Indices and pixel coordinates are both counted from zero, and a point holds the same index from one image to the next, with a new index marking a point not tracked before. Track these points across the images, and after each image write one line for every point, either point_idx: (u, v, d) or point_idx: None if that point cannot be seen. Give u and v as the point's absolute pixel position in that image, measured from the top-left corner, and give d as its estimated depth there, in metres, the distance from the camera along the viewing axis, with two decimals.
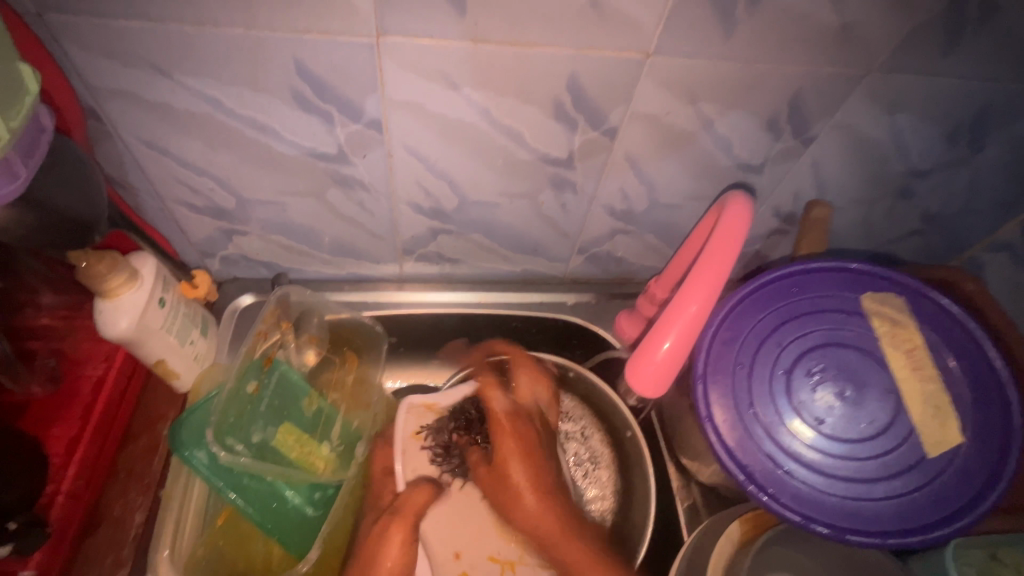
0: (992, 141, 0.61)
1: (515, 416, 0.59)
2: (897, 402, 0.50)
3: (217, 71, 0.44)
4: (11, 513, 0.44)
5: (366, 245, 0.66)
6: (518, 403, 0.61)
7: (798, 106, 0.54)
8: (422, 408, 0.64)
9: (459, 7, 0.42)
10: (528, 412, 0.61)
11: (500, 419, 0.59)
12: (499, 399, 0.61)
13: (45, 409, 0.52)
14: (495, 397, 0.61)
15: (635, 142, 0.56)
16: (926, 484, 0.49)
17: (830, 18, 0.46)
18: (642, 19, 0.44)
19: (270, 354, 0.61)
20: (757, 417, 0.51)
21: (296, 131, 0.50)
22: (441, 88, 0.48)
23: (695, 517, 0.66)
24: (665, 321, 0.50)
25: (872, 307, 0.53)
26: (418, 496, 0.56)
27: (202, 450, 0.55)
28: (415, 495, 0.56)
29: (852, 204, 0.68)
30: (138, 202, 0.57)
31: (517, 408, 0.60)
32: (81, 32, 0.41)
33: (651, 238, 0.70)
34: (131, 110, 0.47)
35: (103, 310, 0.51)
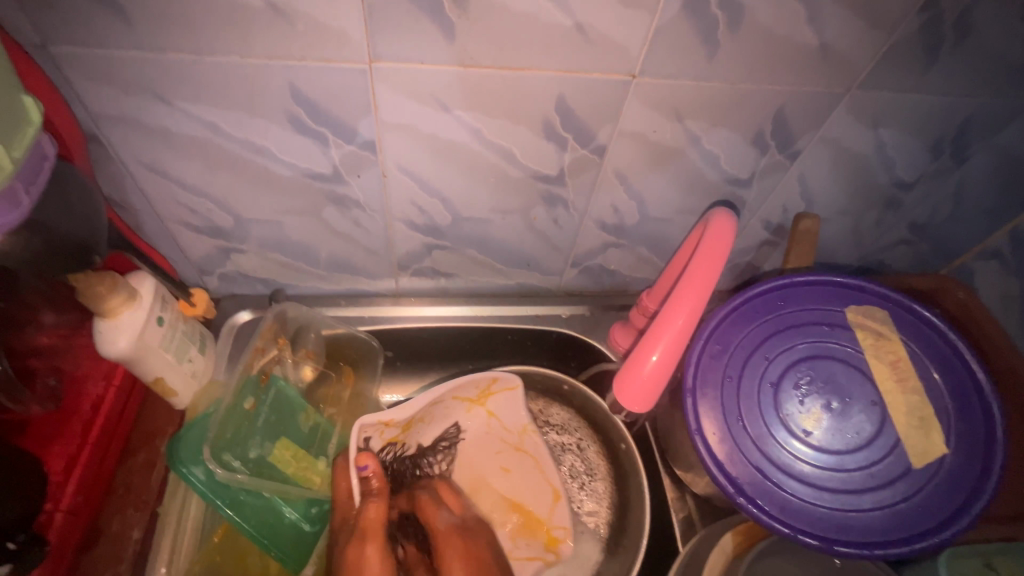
0: (974, 152, 0.62)
1: (461, 530, 0.61)
2: (882, 413, 0.51)
3: (215, 97, 0.46)
4: (11, 531, 0.45)
5: (363, 261, 0.67)
6: (462, 521, 0.61)
7: (782, 122, 0.56)
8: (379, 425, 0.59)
9: (449, 34, 0.43)
10: (473, 525, 0.62)
11: (444, 537, 0.60)
12: (440, 516, 0.61)
13: (45, 427, 0.53)
14: (440, 513, 0.61)
15: (624, 159, 0.57)
16: (913, 493, 0.50)
17: (809, 39, 0.48)
18: (627, 42, 0.46)
19: (266, 371, 0.62)
20: (746, 429, 0.52)
21: (292, 152, 0.52)
22: (432, 110, 0.49)
23: (690, 528, 0.65)
24: (652, 333, 0.51)
25: (855, 319, 0.54)
26: (376, 506, 0.55)
27: (200, 467, 0.56)
28: (373, 510, 0.55)
29: (840, 216, 0.69)
30: (139, 222, 0.59)
31: (469, 522, 0.62)
32: (83, 61, 0.42)
33: (643, 251, 0.71)
34: (131, 135, 0.49)
35: (102, 329, 0.52)
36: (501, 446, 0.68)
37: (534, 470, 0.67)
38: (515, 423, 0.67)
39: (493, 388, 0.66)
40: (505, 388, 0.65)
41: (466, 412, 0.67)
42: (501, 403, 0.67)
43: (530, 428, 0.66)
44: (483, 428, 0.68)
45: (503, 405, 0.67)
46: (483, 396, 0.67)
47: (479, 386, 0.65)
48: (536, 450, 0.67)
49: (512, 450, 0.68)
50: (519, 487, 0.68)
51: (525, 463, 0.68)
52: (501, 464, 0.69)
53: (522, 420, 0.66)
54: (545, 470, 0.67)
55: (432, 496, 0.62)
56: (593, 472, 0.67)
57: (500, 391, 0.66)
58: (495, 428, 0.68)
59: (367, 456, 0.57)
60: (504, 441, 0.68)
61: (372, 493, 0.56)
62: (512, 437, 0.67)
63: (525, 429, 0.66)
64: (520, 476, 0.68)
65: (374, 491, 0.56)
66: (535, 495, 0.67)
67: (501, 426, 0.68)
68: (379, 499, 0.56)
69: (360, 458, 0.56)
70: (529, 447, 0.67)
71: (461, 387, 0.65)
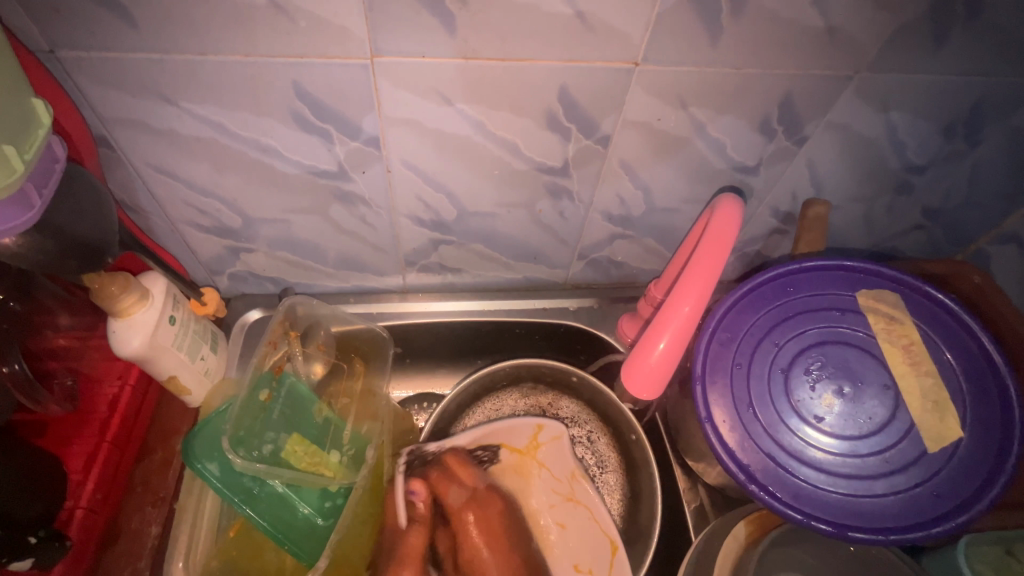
0: (988, 134, 0.61)
1: (478, 502, 0.60)
2: (895, 398, 0.50)
3: (221, 97, 0.46)
4: (32, 527, 0.46)
5: (369, 257, 0.68)
6: (474, 493, 0.60)
7: (789, 107, 0.55)
8: (427, 454, 0.60)
9: (451, 28, 0.43)
10: (486, 495, 0.61)
11: (458, 512, 0.59)
12: (451, 494, 0.59)
13: (63, 426, 0.54)
14: (458, 490, 0.59)
15: (629, 149, 0.57)
16: (928, 479, 0.49)
17: (814, 21, 0.47)
18: (629, 31, 0.46)
19: (279, 365, 0.63)
20: (757, 417, 0.51)
21: (299, 151, 0.52)
22: (436, 105, 0.49)
23: (703, 518, 0.65)
24: (659, 322, 0.51)
25: (867, 304, 0.53)
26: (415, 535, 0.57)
27: (214, 462, 0.56)
28: (414, 539, 0.57)
29: (850, 201, 0.68)
30: (149, 224, 0.59)
31: (483, 493, 0.61)
32: (90, 66, 0.43)
33: (650, 241, 0.71)
34: (139, 137, 0.49)
35: (116, 329, 0.52)
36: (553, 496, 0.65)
37: (587, 523, 0.63)
38: (564, 470, 0.64)
39: (540, 439, 0.65)
40: (551, 436, 0.64)
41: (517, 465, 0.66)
42: (550, 454, 0.65)
43: (579, 475, 0.63)
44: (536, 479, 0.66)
45: (552, 452, 0.65)
46: (533, 449, 0.65)
47: (529, 436, 0.65)
48: (586, 497, 0.63)
49: (567, 501, 0.64)
50: (573, 543, 0.64)
51: (579, 514, 0.63)
52: (555, 519, 0.65)
53: (571, 466, 0.63)
54: (598, 520, 0.62)
55: (460, 462, 0.60)
56: (604, 464, 0.68)
57: (548, 440, 0.64)
58: (547, 477, 0.65)
59: (417, 482, 0.58)
60: (557, 493, 0.65)
61: (415, 519, 0.57)
62: (562, 486, 0.64)
63: (574, 475, 0.63)
64: (575, 532, 0.64)
65: (419, 518, 0.57)
66: (593, 549, 0.62)
67: (551, 476, 0.65)
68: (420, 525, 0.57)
69: (410, 483, 0.57)
70: (580, 497, 0.63)
71: (513, 434, 0.64)
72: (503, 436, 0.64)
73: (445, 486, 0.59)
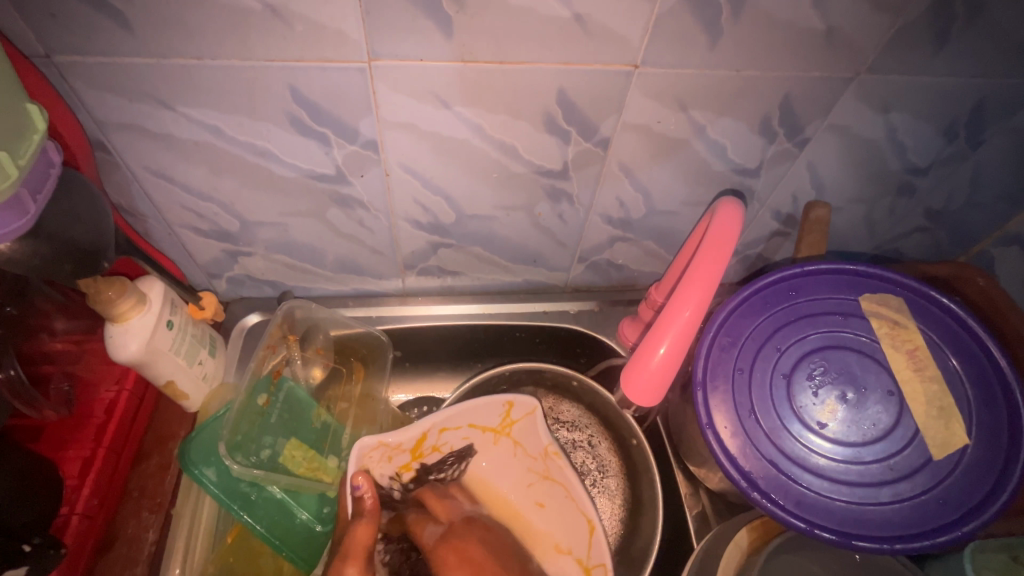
0: (991, 135, 0.61)
1: (459, 533, 0.59)
2: (899, 403, 0.50)
3: (216, 101, 0.46)
4: (26, 535, 0.45)
5: (368, 260, 0.67)
6: (449, 527, 0.60)
7: (790, 109, 0.55)
8: (377, 445, 0.58)
9: (447, 31, 0.43)
10: (464, 527, 0.60)
11: (435, 549, 0.58)
12: (427, 530, 0.59)
13: (59, 432, 0.53)
14: (431, 524, 0.60)
15: (628, 152, 0.56)
16: (932, 487, 0.48)
17: (815, 22, 0.47)
18: (626, 33, 0.45)
19: (277, 369, 0.62)
20: (759, 424, 0.51)
21: (295, 154, 0.52)
22: (433, 107, 0.49)
23: (705, 524, 0.64)
24: (659, 326, 0.51)
25: (869, 308, 0.53)
26: (364, 531, 0.53)
27: (212, 468, 0.56)
28: (360, 533, 0.53)
29: (852, 203, 0.67)
30: (147, 228, 0.59)
31: (464, 521, 0.61)
32: (86, 70, 0.43)
33: (650, 244, 0.70)
34: (136, 141, 0.49)
35: (113, 334, 0.52)
36: (531, 475, 0.64)
37: (566, 499, 0.62)
38: (538, 447, 0.63)
39: (512, 415, 0.63)
40: (525, 412, 0.63)
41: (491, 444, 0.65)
42: (524, 431, 0.64)
43: (553, 450, 0.62)
44: (510, 457, 0.65)
45: (525, 431, 0.63)
46: (505, 426, 0.64)
47: (502, 414, 0.63)
48: (563, 474, 0.62)
49: (543, 479, 0.63)
50: (557, 524, 0.63)
51: (556, 492, 0.62)
52: (533, 498, 0.64)
53: (544, 442, 0.62)
54: (576, 498, 0.61)
55: (439, 495, 0.62)
56: (604, 468, 0.67)
57: (520, 418, 0.63)
58: (521, 456, 0.64)
59: (365, 477, 0.55)
60: (533, 471, 0.64)
61: (363, 516, 0.54)
62: (538, 464, 0.63)
63: (549, 453, 0.62)
64: (556, 511, 0.63)
65: (367, 511, 0.55)
66: (570, 529, 0.62)
67: (526, 455, 0.64)
68: (366, 521, 0.54)
69: (353, 478, 0.55)
70: (555, 474, 0.62)
71: (479, 415, 0.63)
72: (467, 416, 0.62)
73: (420, 525, 0.60)
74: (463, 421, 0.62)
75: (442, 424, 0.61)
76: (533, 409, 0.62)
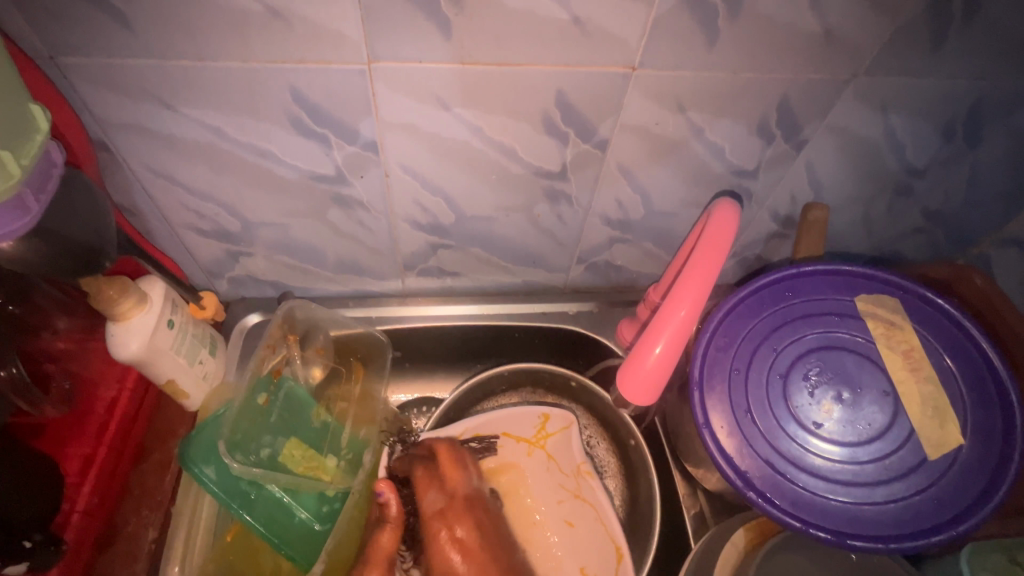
0: (988, 137, 0.61)
1: (459, 508, 0.59)
2: (895, 403, 0.50)
3: (217, 102, 0.47)
4: (28, 531, 0.46)
5: (368, 261, 0.68)
6: (450, 499, 0.59)
7: (787, 110, 0.55)
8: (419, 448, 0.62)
9: (447, 32, 0.43)
10: (468, 501, 0.60)
11: (432, 519, 0.57)
12: (428, 496, 0.58)
13: (61, 429, 0.54)
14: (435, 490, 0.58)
15: (626, 153, 0.57)
16: (927, 486, 0.48)
17: (811, 24, 0.47)
18: (624, 35, 0.46)
19: (277, 368, 0.63)
20: (755, 423, 0.51)
21: (296, 154, 0.52)
22: (432, 108, 0.49)
23: (702, 525, 0.64)
24: (656, 325, 0.51)
25: (866, 309, 0.53)
26: (387, 535, 0.55)
27: (210, 466, 0.56)
28: (385, 535, 0.55)
29: (850, 205, 0.68)
30: (148, 228, 0.60)
31: (469, 496, 0.60)
32: (88, 70, 0.43)
33: (649, 245, 0.71)
34: (138, 141, 0.50)
35: (114, 333, 0.52)
36: (563, 492, 0.66)
37: (595, 522, 0.63)
38: (569, 463, 0.66)
39: (548, 429, 0.66)
40: (560, 426, 0.66)
41: (525, 454, 0.67)
42: (558, 446, 0.67)
43: (586, 470, 0.65)
44: (545, 472, 0.67)
45: (560, 447, 0.66)
46: (540, 439, 0.67)
47: (537, 427, 0.66)
48: (596, 496, 0.64)
49: (575, 497, 0.65)
50: (584, 545, 0.64)
51: (588, 512, 0.64)
52: (564, 517, 0.66)
53: (578, 460, 0.65)
54: (605, 519, 0.62)
55: (453, 461, 0.60)
56: (603, 469, 0.68)
57: (556, 431, 0.66)
58: (555, 472, 0.67)
59: (385, 484, 0.57)
60: (564, 488, 0.66)
61: (388, 520, 0.56)
62: (569, 481, 0.66)
63: (582, 471, 0.65)
64: (584, 533, 0.64)
65: (391, 518, 0.56)
66: (597, 552, 0.63)
67: (559, 471, 0.67)
68: (392, 526, 0.56)
69: (378, 484, 0.57)
70: (586, 492, 0.65)
71: (516, 425, 0.66)
72: (502, 424, 0.66)
73: (425, 490, 0.58)
74: (497, 429, 0.66)
75: (476, 429, 0.65)
76: (564, 422, 0.65)
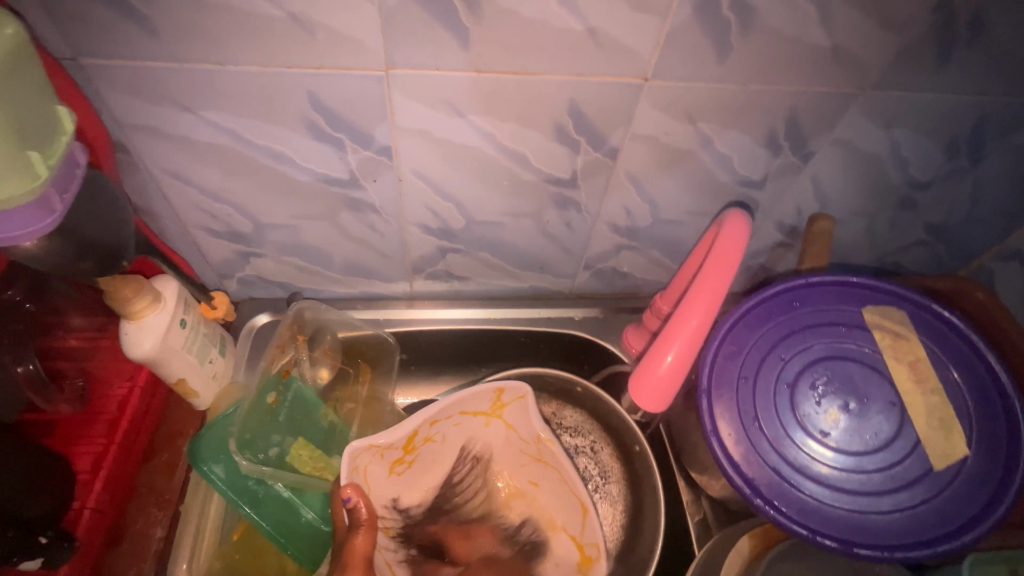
0: (991, 152, 0.62)
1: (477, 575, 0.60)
2: (901, 414, 0.51)
3: (235, 106, 0.47)
4: (42, 527, 0.46)
5: (377, 264, 0.68)
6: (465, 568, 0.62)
7: (796, 123, 0.56)
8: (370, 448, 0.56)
9: (463, 43, 0.44)
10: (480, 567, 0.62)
11: None
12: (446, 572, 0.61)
13: (74, 427, 0.54)
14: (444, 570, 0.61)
15: (636, 162, 0.58)
16: (933, 496, 0.49)
17: (821, 40, 0.48)
18: (638, 47, 0.46)
19: (286, 368, 0.63)
20: (763, 432, 0.51)
21: (311, 159, 0.53)
22: (448, 116, 0.50)
23: (706, 531, 0.65)
24: (666, 334, 0.51)
25: (873, 320, 0.54)
26: (362, 545, 0.51)
27: (220, 465, 0.57)
28: (359, 544, 0.51)
29: (854, 217, 0.69)
30: (162, 228, 0.60)
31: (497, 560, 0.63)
32: (111, 73, 0.44)
33: (655, 253, 0.71)
34: (156, 143, 0.50)
35: (127, 331, 0.53)
36: (523, 456, 0.65)
37: (559, 482, 0.63)
38: (530, 432, 0.63)
39: (503, 400, 0.63)
40: (515, 397, 0.62)
41: (483, 425, 0.65)
42: (516, 414, 0.64)
43: (546, 438, 0.62)
44: (503, 438, 0.65)
45: (517, 414, 0.63)
46: (497, 409, 0.64)
47: (492, 398, 0.63)
48: (557, 462, 0.62)
49: (536, 461, 0.64)
50: (551, 502, 0.65)
51: (550, 475, 0.64)
52: (528, 478, 0.66)
53: (537, 429, 0.62)
54: (570, 482, 0.62)
55: (461, 532, 0.64)
56: (608, 475, 0.67)
57: (512, 401, 0.63)
58: (514, 440, 0.65)
59: (354, 488, 0.52)
60: (525, 453, 0.65)
61: (358, 528, 0.52)
62: (531, 446, 0.64)
63: (542, 439, 0.63)
64: (550, 491, 0.64)
65: (362, 522, 0.52)
66: (566, 508, 0.63)
67: (519, 438, 0.64)
68: (365, 533, 0.51)
69: (342, 490, 0.52)
70: (547, 456, 0.63)
71: (470, 400, 0.62)
72: (457, 405, 0.61)
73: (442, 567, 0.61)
74: (453, 410, 0.61)
75: (432, 418, 0.60)
76: (523, 394, 0.62)
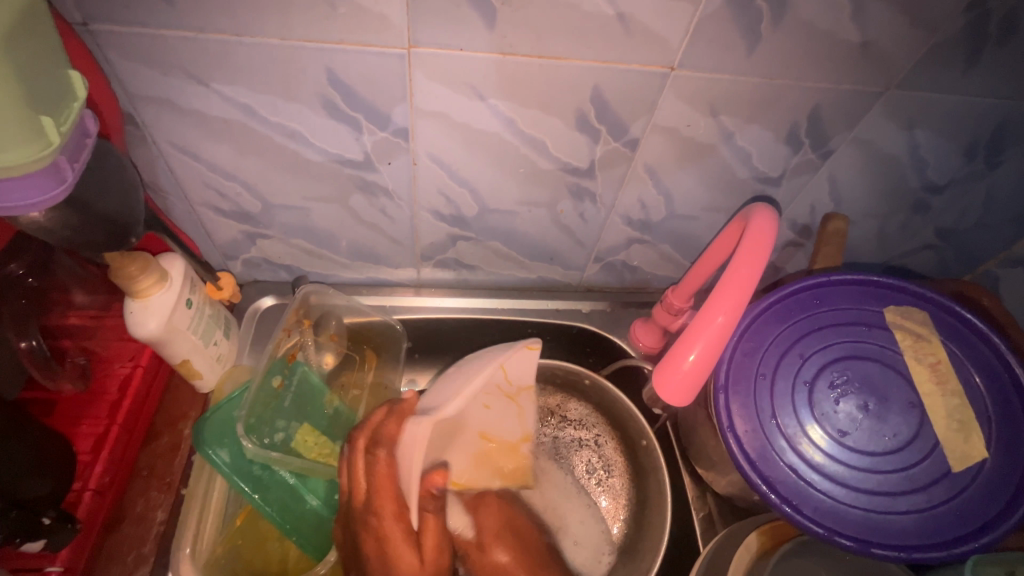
0: (1007, 157, 0.61)
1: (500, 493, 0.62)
2: (921, 415, 0.51)
3: (250, 80, 0.46)
4: (44, 507, 0.45)
5: (386, 249, 0.67)
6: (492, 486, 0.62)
7: (818, 121, 0.55)
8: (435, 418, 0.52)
9: (491, 22, 0.43)
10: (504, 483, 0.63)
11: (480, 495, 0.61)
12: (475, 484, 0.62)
13: (74, 407, 0.53)
14: (454, 502, 0.59)
15: (654, 153, 0.57)
16: (949, 498, 0.49)
17: (851, 35, 0.47)
18: (667, 34, 0.45)
19: (292, 352, 0.62)
20: (780, 428, 0.51)
21: (326, 137, 0.51)
22: (468, 99, 0.49)
23: (711, 527, 0.65)
24: (689, 331, 0.51)
25: (894, 320, 0.54)
26: (434, 534, 0.47)
27: (224, 449, 0.56)
28: (432, 526, 0.47)
29: (867, 218, 0.68)
30: (168, 204, 0.58)
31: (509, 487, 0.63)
32: (122, 39, 0.42)
33: (666, 248, 0.71)
34: (165, 115, 0.48)
35: (132, 310, 0.51)
36: (493, 391, 0.61)
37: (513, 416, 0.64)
38: (520, 377, 0.62)
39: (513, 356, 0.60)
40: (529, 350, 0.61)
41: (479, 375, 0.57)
42: (517, 364, 0.61)
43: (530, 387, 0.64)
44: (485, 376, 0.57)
45: (518, 364, 0.61)
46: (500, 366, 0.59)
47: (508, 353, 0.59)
48: (526, 405, 0.64)
49: (504, 398, 0.62)
50: (490, 421, 0.62)
51: (506, 408, 0.63)
52: (484, 405, 0.61)
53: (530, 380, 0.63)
54: (525, 419, 0.64)
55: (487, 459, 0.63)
56: (610, 468, 0.67)
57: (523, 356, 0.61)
58: (498, 380, 0.60)
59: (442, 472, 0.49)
60: (499, 390, 0.61)
61: (432, 507, 0.48)
62: (509, 386, 0.62)
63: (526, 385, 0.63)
64: (496, 412, 0.62)
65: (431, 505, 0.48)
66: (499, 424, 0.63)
67: (502, 378, 0.60)
68: (440, 516, 0.48)
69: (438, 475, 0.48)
70: (518, 400, 0.64)
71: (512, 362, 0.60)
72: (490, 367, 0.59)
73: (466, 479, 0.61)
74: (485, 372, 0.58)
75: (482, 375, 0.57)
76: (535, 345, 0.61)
